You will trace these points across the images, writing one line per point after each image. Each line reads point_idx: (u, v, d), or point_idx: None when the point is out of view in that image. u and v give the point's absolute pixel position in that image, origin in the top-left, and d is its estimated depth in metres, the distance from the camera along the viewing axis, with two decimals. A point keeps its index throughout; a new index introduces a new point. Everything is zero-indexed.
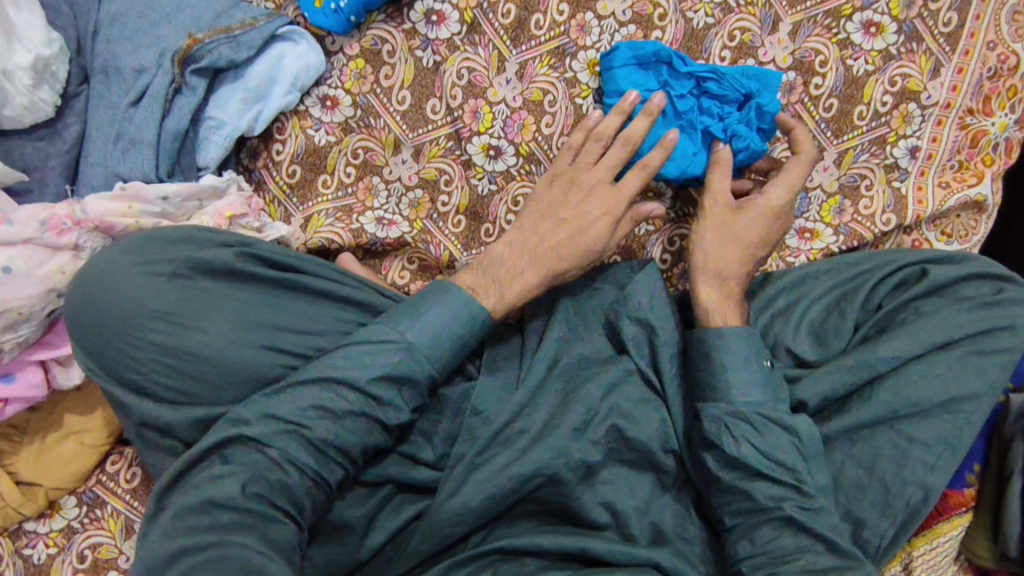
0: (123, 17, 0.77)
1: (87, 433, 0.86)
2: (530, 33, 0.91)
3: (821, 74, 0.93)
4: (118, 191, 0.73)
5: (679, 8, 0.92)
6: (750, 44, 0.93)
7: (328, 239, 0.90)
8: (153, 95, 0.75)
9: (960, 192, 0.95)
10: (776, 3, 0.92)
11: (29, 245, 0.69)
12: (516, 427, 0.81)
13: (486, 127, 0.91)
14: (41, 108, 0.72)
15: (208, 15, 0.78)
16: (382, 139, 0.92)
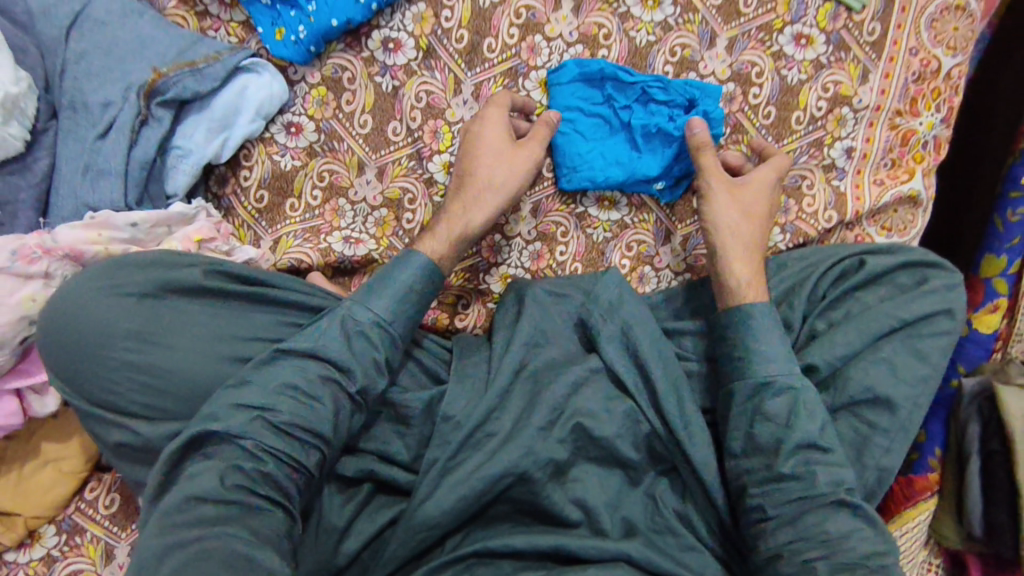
0: (90, 56, 0.79)
1: (66, 460, 0.88)
2: (483, 56, 0.96)
3: (758, 84, 1.00)
4: (88, 219, 0.75)
5: (623, 28, 0.97)
6: (690, 59, 0.99)
7: (297, 259, 0.94)
8: (121, 127, 0.78)
9: (894, 189, 1.01)
10: (712, 20, 0.98)
11: (3, 274, 0.71)
12: (485, 430, 0.84)
13: (446, 146, 0.97)
14: (10, 143, 0.75)
15: (173, 50, 0.81)
16: (347, 161, 0.96)
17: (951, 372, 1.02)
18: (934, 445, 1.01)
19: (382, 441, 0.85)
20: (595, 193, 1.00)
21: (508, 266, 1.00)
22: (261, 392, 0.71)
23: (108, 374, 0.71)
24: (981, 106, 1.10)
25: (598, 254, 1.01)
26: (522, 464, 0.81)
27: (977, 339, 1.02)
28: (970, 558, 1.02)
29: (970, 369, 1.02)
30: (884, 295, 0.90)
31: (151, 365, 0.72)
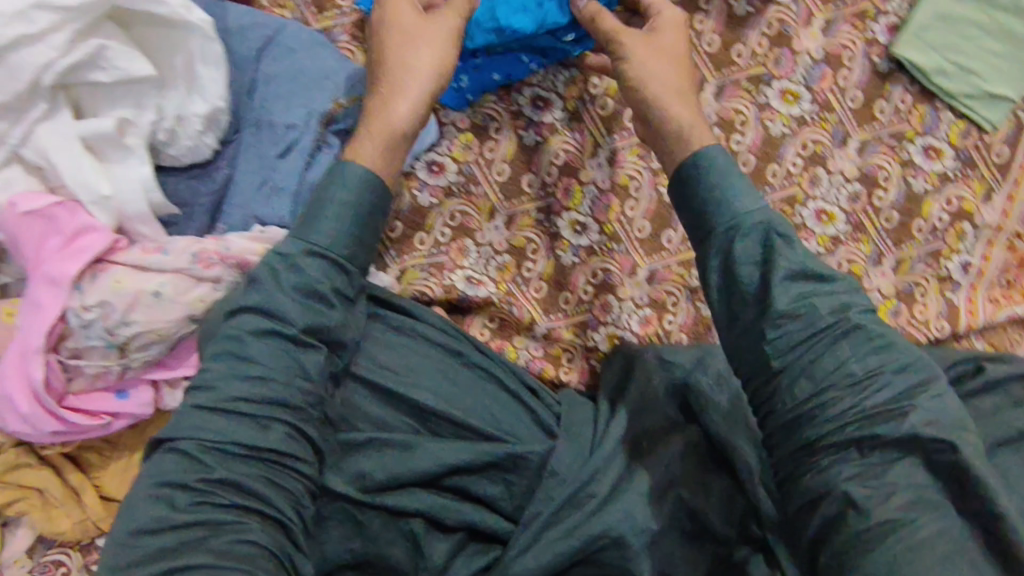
0: (279, 80, 0.84)
1: None
2: (623, 125, 1.00)
3: (884, 187, 1.02)
4: (256, 231, 0.79)
5: (760, 116, 1.00)
6: (821, 155, 1.01)
7: (421, 292, 0.96)
8: (300, 149, 0.82)
9: (1008, 308, 1.02)
10: (847, 121, 1.01)
11: (179, 274, 0.73)
12: (587, 491, 0.84)
13: (575, 204, 1.00)
14: (202, 151, 0.77)
15: (349, 82, 0.86)
16: (479, 205, 0.99)
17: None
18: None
19: (484, 487, 0.85)
20: None
21: (617, 327, 1.00)
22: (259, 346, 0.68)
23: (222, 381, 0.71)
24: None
25: (704, 326, 1.03)
26: (619, 532, 0.81)
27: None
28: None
29: None
30: (998, 405, 0.87)
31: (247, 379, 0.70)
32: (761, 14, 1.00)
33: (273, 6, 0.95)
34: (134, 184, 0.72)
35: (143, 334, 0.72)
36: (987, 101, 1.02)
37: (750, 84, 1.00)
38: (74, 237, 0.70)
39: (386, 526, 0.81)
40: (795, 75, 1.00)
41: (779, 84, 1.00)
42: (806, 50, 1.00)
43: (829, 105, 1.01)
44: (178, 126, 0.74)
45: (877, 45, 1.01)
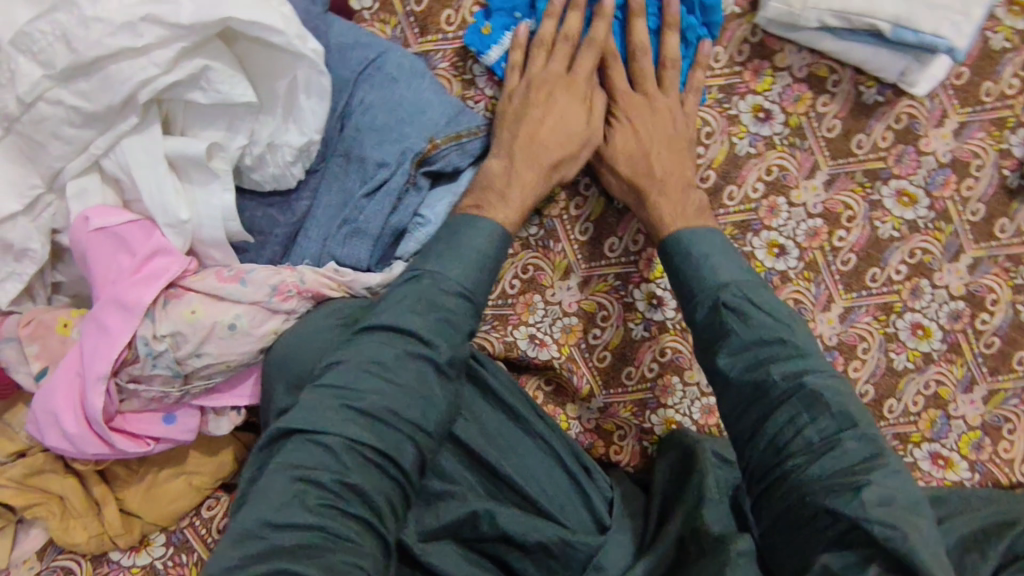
0: (375, 110, 0.80)
1: (199, 475, 0.85)
2: (722, 202, 0.93)
3: (990, 311, 0.95)
4: (332, 270, 0.74)
5: (870, 215, 0.93)
6: (929, 266, 0.94)
7: (480, 344, 0.91)
8: (388, 191, 0.78)
9: None
10: (963, 234, 0.94)
11: (255, 307, 0.70)
12: None
13: (655, 277, 0.95)
14: (287, 179, 0.74)
15: (443, 119, 0.81)
16: (555, 262, 0.94)
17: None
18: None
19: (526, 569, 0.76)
20: None
21: (676, 412, 0.95)
22: (375, 346, 0.64)
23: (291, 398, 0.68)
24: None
25: None
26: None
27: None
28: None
29: None
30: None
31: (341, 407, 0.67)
32: (891, 107, 0.93)
33: (375, 19, 0.90)
34: (215, 210, 0.70)
35: (211, 366, 0.69)
36: None
37: (865, 179, 0.93)
38: (149, 259, 0.68)
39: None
40: (915, 177, 0.93)
41: (896, 187, 0.93)
42: (930, 154, 0.93)
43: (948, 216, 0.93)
44: (270, 155, 0.71)
45: (1011, 159, 0.93)
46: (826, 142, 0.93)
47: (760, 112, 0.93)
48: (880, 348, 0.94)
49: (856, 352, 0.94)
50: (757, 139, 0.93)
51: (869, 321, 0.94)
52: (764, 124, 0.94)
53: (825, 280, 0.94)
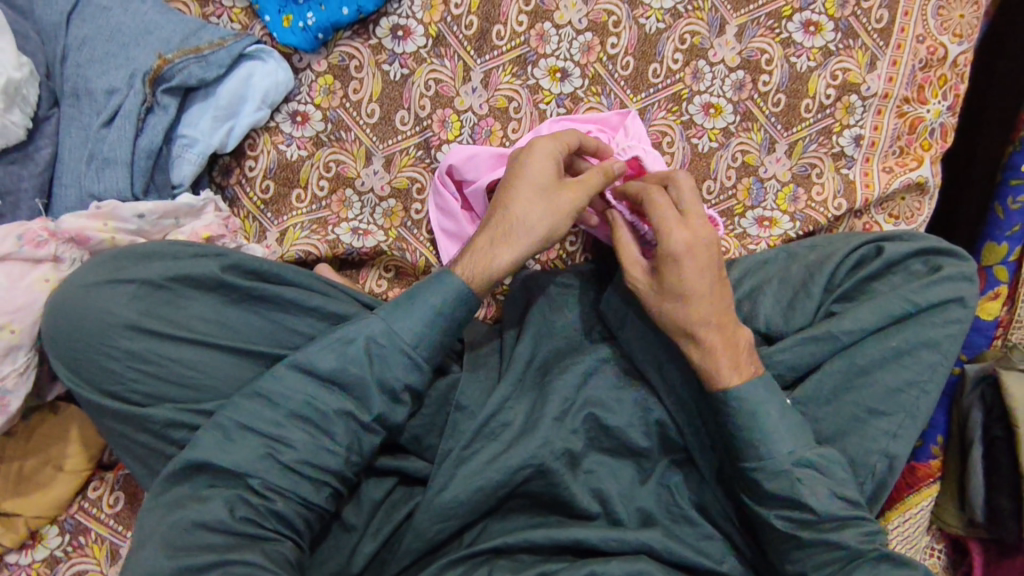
0: (92, 41, 0.77)
1: (66, 459, 0.85)
2: (649, 82, 0.92)
3: (920, 99, 0.95)
4: (93, 209, 0.75)
5: (786, 54, 0.93)
6: (854, 83, 0.94)
7: (305, 251, 0.88)
8: (126, 114, 0.76)
9: (908, 173, 0.95)
10: (852, 9, 0.92)
11: (9, 261, 0.70)
12: (499, 421, 0.83)
13: (455, 136, 0.90)
14: (12, 131, 0.72)
15: (176, 37, 0.79)
16: (353, 151, 0.90)
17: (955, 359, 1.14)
18: (937, 430, 1.13)
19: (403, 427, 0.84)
20: (756, 214, 0.95)
21: None
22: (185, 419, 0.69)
23: (134, 383, 0.69)
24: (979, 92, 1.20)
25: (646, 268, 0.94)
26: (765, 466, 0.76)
27: (979, 327, 1.12)
28: (971, 542, 1.12)
29: (972, 356, 1.13)
30: (898, 283, 0.84)
31: (222, 321, 0.72)
32: None
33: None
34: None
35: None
36: None
37: (776, 17, 0.92)
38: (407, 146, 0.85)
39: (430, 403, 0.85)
40: (817, 5, 0.92)
41: (845, 13, 0.92)
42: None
43: (902, 31, 0.93)
44: None
45: None
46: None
47: None
48: (833, 171, 0.95)
49: (810, 180, 0.95)
50: (669, 10, 0.91)
51: (815, 148, 0.95)
52: None
53: (768, 130, 0.94)
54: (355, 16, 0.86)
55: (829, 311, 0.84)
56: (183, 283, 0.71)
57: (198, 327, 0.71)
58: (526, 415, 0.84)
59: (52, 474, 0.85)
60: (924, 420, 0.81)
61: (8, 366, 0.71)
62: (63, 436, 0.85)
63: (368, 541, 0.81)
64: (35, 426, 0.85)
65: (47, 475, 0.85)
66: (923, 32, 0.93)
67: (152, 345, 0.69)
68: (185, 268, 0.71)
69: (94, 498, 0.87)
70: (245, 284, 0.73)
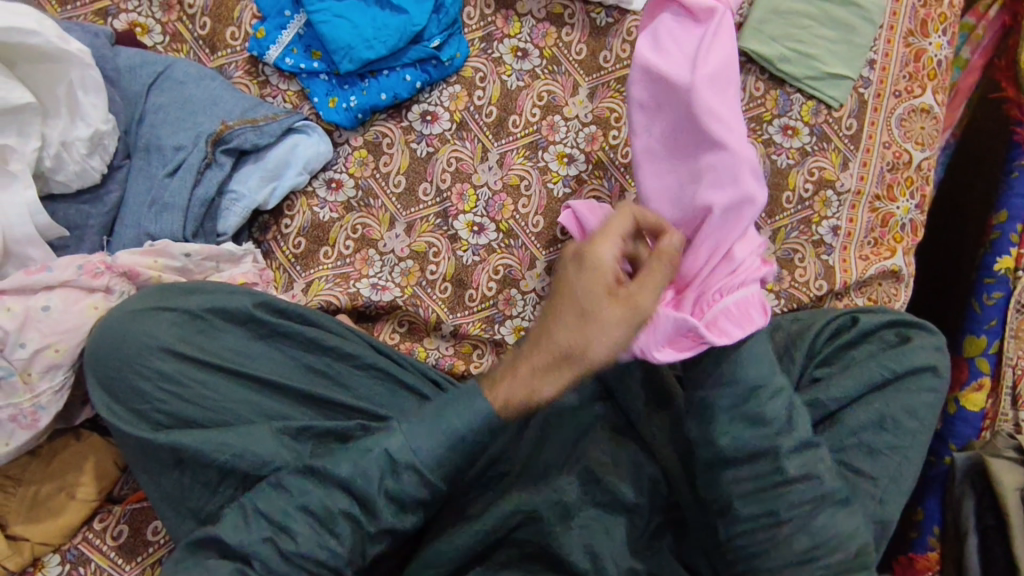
0: (167, 108, 0.91)
1: (79, 487, 0.88)
2: None
3: (891, 197, 1.06)
4: (148, 247, 0.85)
5: (769, 152, 1.05)
6: (830, 180, 1.05)
7: (326, 301, 0.96)
8: (188, 168, 0.88)
9: (879, 262, 1.04)
10: (825, 118, 1.05)
11: (67, 287, 0.79)
12: (498, 469, 0.88)
13: (471, 207, 1.01)
14: (90, 174, 0.85)
15: (237, 109, 0.92)
16: (379, 217, 1.00)
17: (944, 449, 1.16)
18: (933, 522, 1.15)
19: None
20: None
21: (521, 319, 1.00)
22: (204, 440, 0.75)
23: (162, 403, 0.76)
24: (951, 201, 1.31)
25: None
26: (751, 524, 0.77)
27: (966, 417, 1.16)
28: None
29: (961, 446, 1.16)
30: (875, 352, 0.90)
31: (246, 354, 0.80)
32: None
33: (169, 50, 1.01)
34: (20, 208, 0.79)
35: (40, 354, 0.76)
36: (831, 79, 1.05)
37: (758, 121, 1.05)
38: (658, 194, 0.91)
39: None
40: (794, 113, 1.05)
41: (819, 120, 1.05)
42: (855, 89, 1.06)
43: (869, 137, 1.06)
44: (62, 150, 0.83)
45: (938, 80, 1.07)
46: (753, 99, 1.06)
47: None
48: (814, 256, 1.04)
49: (793, 263, 1.04)
50: None
51: (797, 234, 1.05)
52: None
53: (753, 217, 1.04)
54: (391, 101, 1.00)
55: (812, 377, 0.90)
56: (218, 316, 0.80)
57: (225, 357, 0.79)
58: (522, 464, 0.88)
59: (64, 502, 0.87)
60: (907, 489, 0.84)
61: (46, 384, 0.78)
62: (80, 464, 0.89)
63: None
64: (58, 451, 0.90)
65: (60, 502, 0.87)
66: (889, 139, 1.06)
67: (181, 370, 0.77)
68: (221, 304, 0.80)
69: (99, 530, 0.88)
70: (272, 320, 0.81)
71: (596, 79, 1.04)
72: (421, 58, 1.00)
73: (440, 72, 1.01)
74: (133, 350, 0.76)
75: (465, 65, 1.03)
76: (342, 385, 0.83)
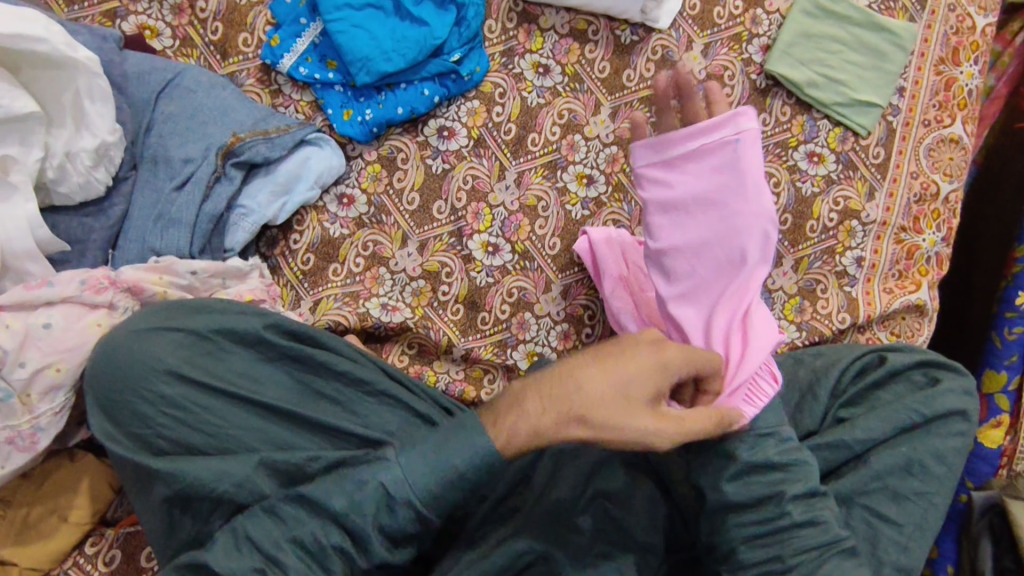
0: (176, 118, 0.87)
1: (71, 510, 0.85)
2: None
3: (917, 228, 1.03)
4: (152, 263, 0.81)
5: (793, 179, 1.02)
6: (855, 210, 1.02)
7: (335, 321, 0.93)
8: (196, 181, 0.85)
9: (903, 296, 1.01)
10: (852, 146, 1.03)
11: (68, 303, 0.76)
12: (509, 505, 0.84)
13: (486, 227, 0.98)
14: (94, 187, 0.82)
15: (249, 120, 0.89)
16: (391, 234, 0.97)
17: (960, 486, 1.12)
18: (947, 561, 1.08)
19: None
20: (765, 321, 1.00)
21: (535, 344, 0.97)
22: (208, 470, 0.72)
23: (165, 428, 0.73)
24: (972, 229, 1.28)
25: None
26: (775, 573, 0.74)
27: (983, 454, 1.12)
28: None
29: (978, 485, 1.11)
30: (902, 393, 0.88)
31: (254, 378, 0.76)
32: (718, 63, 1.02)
33: (178, 55, 0.97)
34: (19, 222, 0.75)
35: (40, 374, 0.73)
36: (859, 106, 1.02)
37: (783, 146, 1.02)
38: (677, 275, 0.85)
39: None
40: (820, 139, 1.03)
41: (845, 148, 1.03)
42: (883, 117, 1.03)
43: (896, 167, 1.03)
44: (66, 162, 0.79)
45: (968, 110, 1.05)
46: (779, 124, 1.03)
47: None
48: (837, 287, 1.01)
49: (815, 294, 1.01)
50: None
51: (820, 264, 1.02)
52: None
53: (775, 245, 1.01)
54: (408, 115, 0.97)
55: (836, 417, 0.88)
56: (225, 337, 0.76)
57: (232, 381, 0.75)
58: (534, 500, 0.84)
59: (55, 525, 0.84)
60: (933, 536, 0.81)
61: (46, 405, 0.74)
62: (74, 485, 0.86)
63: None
64: (51, 472, 0.86)
65: (50, 525, 0.84)
66: (916, 169, 1.03)
67: (186, 395, 0.73)
68: (229, 324, 0.76)
69: (91, 554, 0.85)
70: (281, 343, 0.77)
71: (619, 99, 1.01)
72: (440, 72, 0.97)
73: (459, 86, 0.98)
74: (136, 373, 0.73)
75: (484, 80, 0.99)
76: (353, 414, 0.79)
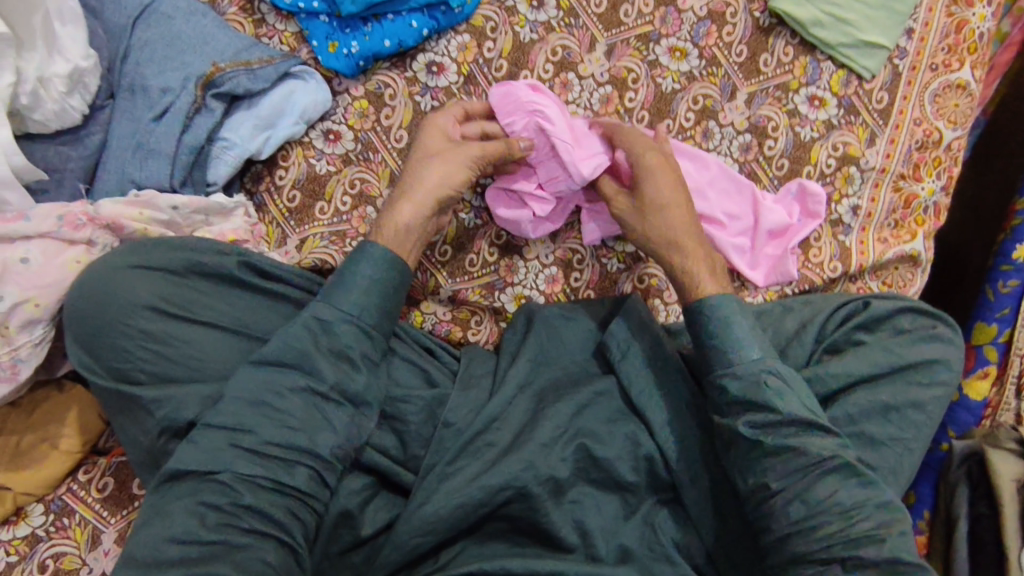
0: (153, 45, 0.84)
1: (62, 439, 0.86)
2: None
3: (915, 178, 1.01)
4: (132, 197, 0.80)
5: (791, 123, 0.99)
6: (854, 156, 0.99)
7: (321, 258, 0.91)
8: (176, 112, 0.83)
9: (897, 246, 1.00)
10: (856, 89, 1.00)
11: (45, 239, 0.75)
12: (486, 440, 0.83)
13: None
14: (70, 115, 0.81)
15: (229, 49, 0.86)
16: (378, 172, 0.94)
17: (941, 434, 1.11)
18: (924, 506, 1.10)
19: (387, 438, 0.85)
20: None
21: (523, 287, 0.97)
22: (188, 401, 0.73)
23: (145, 362, 0.73)
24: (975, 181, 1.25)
25: (610, 282, 0.98)
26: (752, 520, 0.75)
27: (966, 404, 1.11)
28: None
29: (959, 433, 1.10)
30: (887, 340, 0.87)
31: (232, 314, 0.76)
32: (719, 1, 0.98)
33: None
34: None
35: (19, 307, 0.73)
36: (864, 48, 0.98)
37: (784, 89, 0.99)
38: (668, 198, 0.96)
39: (419, 414, 0.84)
40: (822, 82, 0.99)
41: (848, 91, 0.99)
42: (889, 60, 0.99)
43: (900, 113, 1.00)
44: (40, 87, 0.78)
45: (978, 55, 1.01)
46: (781, 65, 0.99)
47: (681, 53, 0.98)
48: (831, 236, 1.00)
49: (808, 242, 1.00)
50: (686, 73, 0.98)
51: None
52: (670, 54, 0.98)
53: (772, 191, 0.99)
54: (396, 48, 0.93)
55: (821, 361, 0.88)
56: (201, 273, 0.76)
57: (210, 318, 0.76)
58: (514, 437, 0.84)
59: (45, 453, 0.86)
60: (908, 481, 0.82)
61: (25, 337, 0.75)
62: (63, 415, 0.87)
63: (340, 548, 0.81)
64: (41, 402, 0.87)
65: (41, 454, 0.85)
66: (920, 115, 1.00)
67: (165, 330, 0.73)
68: (208, 262, 0.76)
69: (84, 481, 0.87)
70: (256, 280, 0.78)
71: (615, 36, 0.97)
72: (429, 3, 0.92)
73: (449, 19, 0.94)
74: (115, 307, 0.72)
75: (475, 13, 0.95)
76: None
